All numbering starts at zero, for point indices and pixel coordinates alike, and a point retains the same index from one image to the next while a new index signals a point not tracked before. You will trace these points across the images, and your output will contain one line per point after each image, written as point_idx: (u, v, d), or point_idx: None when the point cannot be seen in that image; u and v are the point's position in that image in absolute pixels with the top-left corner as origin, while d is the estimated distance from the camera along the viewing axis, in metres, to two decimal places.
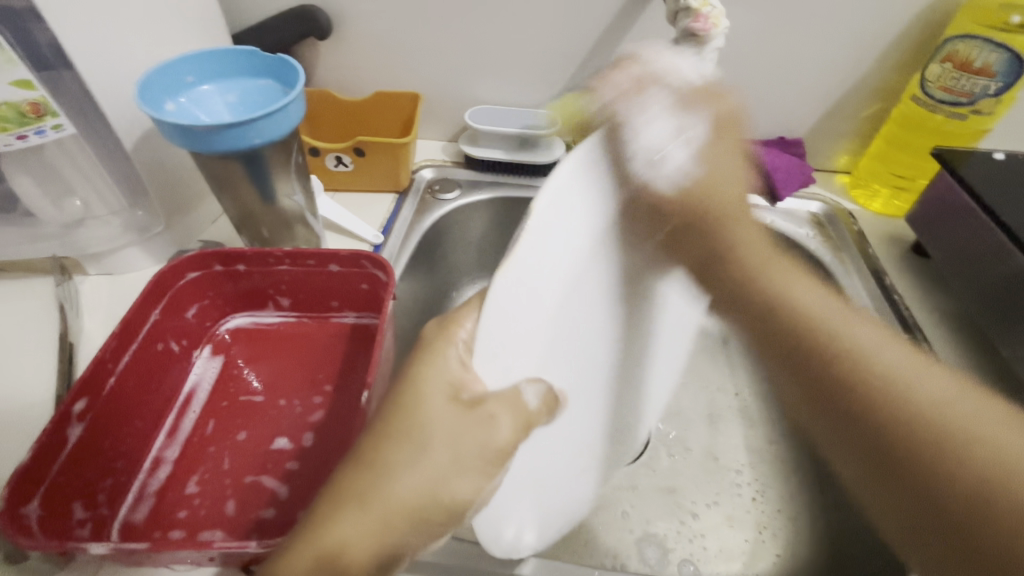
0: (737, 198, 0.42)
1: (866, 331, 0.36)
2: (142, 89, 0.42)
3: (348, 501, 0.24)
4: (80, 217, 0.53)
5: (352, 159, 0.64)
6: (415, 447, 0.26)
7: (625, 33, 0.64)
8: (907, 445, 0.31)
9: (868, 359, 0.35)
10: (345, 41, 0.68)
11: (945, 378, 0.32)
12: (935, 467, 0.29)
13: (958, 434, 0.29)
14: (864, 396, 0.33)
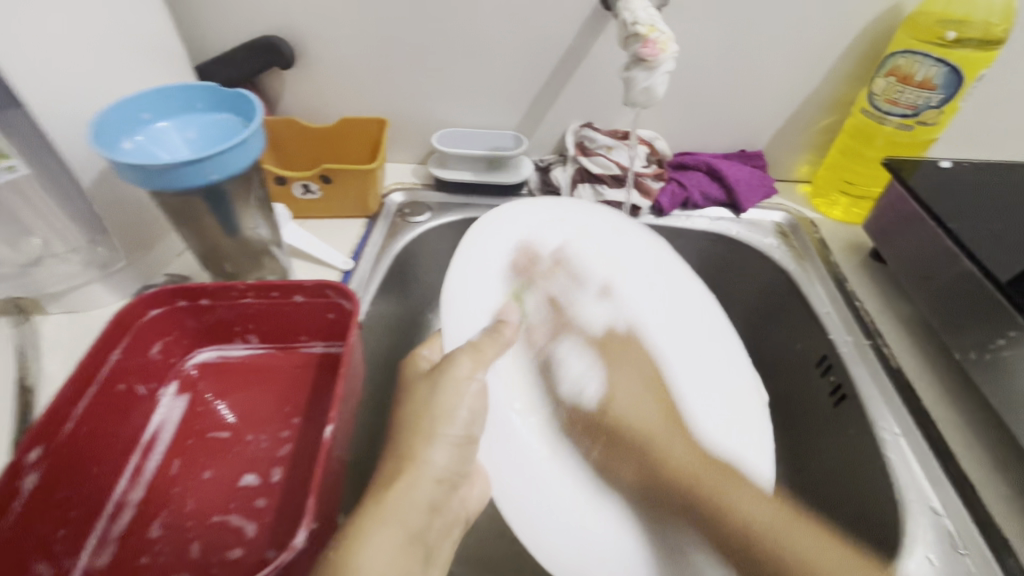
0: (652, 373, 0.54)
1: (677, 443, 0.49)
2: (98, 128, 0.42)
3: (389, 490, 0.35)
4: (39, 256, 0.52)
5: (319, 186, 0.64)
6: (427, 444, 0.38)
7: (584, 55, 0.65)
8: (760, 553, 0.41)
9: (729, 505, 0.43)
10: (309, 69, 0.68)
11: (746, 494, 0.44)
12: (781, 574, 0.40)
13: (768, 546, 0.41)
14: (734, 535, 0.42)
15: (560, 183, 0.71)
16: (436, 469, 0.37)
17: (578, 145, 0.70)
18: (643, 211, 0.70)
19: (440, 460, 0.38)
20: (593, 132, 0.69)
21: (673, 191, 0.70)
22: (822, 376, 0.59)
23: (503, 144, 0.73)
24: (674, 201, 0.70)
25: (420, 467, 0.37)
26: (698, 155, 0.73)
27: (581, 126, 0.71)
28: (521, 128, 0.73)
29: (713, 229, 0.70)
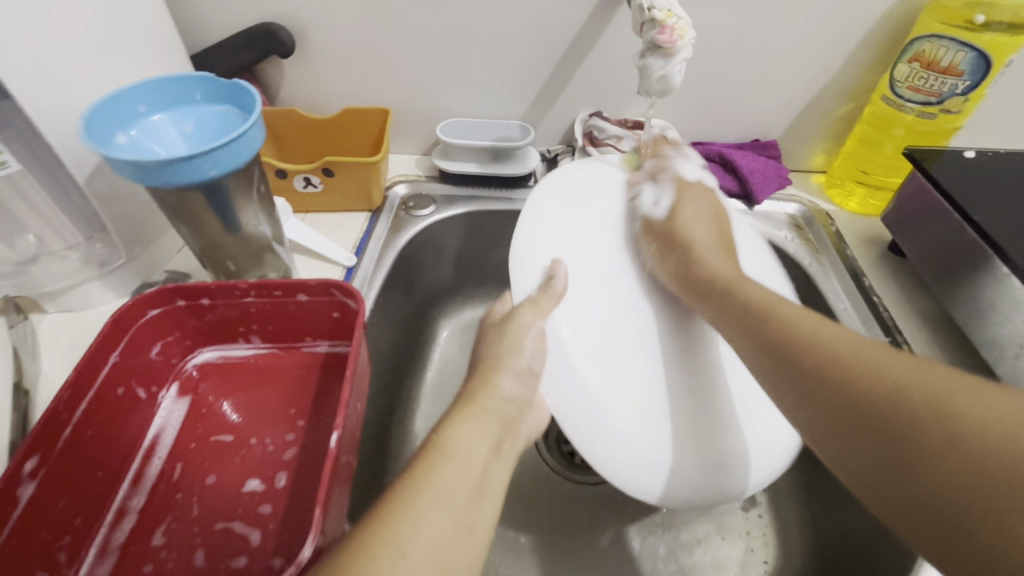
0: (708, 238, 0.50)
1: (828, 327, 0.36)
2: (90, 121, 0.40)
3: (459, 421, 0.37)
4: (35, 253, 0.51)
5: (321, 180, 0.62)
6: (496, 380, 0.40)
7: (594, 42, 0.63)
8: (823, 381, 0.33)
9: (798, 329, 0.36)
10: (309, 58, 0.66)
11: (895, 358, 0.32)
12: (860, 447, 0.30)
13: (858, 370, 0.32)
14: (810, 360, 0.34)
15: None
16: (502, 403, 0.39)
17: (587, 135, 0.68)
18: None
19: (510, 389, 0.40)
20: (603, 121, 0.67)
21: None
22: None
23: (509, 135, 0.71)
24: None
25: (490, 395, 0.39)
26: (711, 145, 0.70)
27: (590, 115, 0.69)
28: (527, 117, 0.71)
29: None
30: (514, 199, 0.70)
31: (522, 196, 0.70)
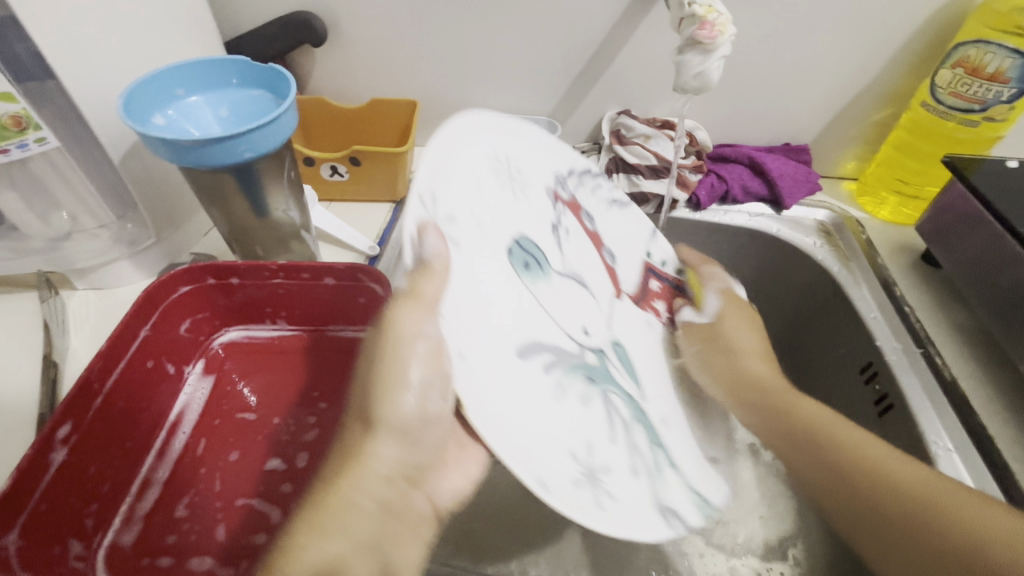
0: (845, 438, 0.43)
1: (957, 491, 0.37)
2: (130, 100, 0.41)
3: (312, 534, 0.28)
4: (68, 231, 0.52)
5: (348, 169, 0.62)
6: (376, 446, 0.30)
7: (627, 39, 0.63)
8: (808, 439, 0.44)
9: (818, 421, 0.44)
10: (341, 48, 0.66)
11: (911, 465, 0.39)
12: (849, 501, 0.41)
13: (928, 514, 0.37)
14: (800, 427, 0.45)
15: None
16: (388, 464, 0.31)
17: (614, 133, 0.68)
18: (680, 205, 0.68)
19: (391, 455, 0.31)
20: (631, 120, 0.67)
21: (712, 184, 0.67)
22: (865, 384, 0.57)
23: None
24: (713, 195, 0.67)
25: (369, 465, 0.30)
26: (740, 148, 0.70)
27: (619, 113, 0.69)
28: (555, 114, 0.71)
29: (750, 226, 0.68)
30: None
31: None
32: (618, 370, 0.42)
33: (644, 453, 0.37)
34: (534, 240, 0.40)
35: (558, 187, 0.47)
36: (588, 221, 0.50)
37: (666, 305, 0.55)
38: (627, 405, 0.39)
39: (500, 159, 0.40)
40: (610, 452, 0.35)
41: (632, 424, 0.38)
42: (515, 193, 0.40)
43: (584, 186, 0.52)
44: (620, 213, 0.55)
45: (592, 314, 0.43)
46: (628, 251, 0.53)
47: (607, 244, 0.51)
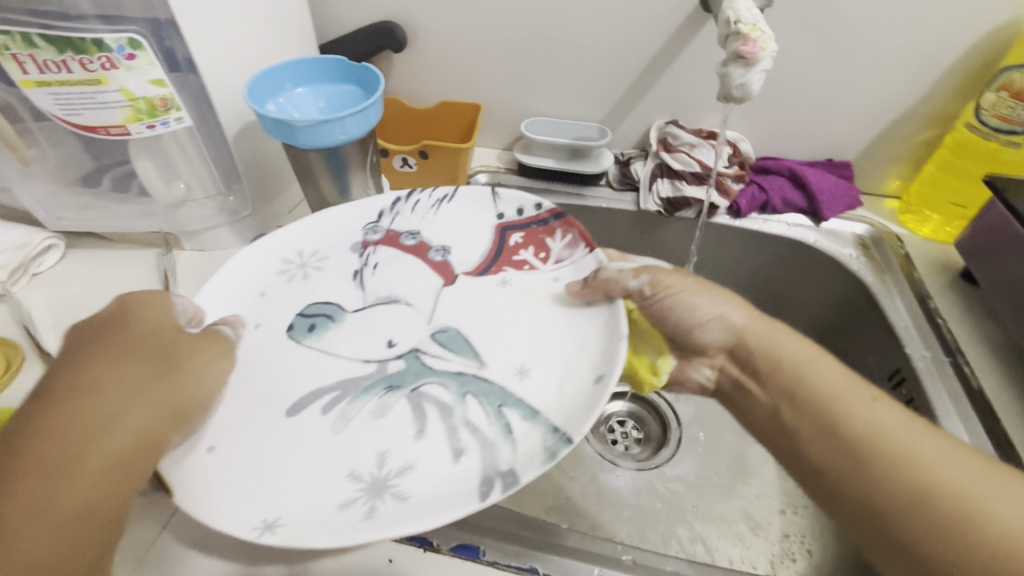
0: (901, 430, 0.38)
1: (959, 462, 0.36)
2: (252, 88, 0.49)
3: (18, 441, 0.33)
4: (182, 199, 0.60)
5: (417, 161, 0.70)
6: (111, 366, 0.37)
7: (678, 53, 0.68)
8: (808, 397, 0.42)
9: (776, 349, 0.45)
10: (417, 54, 0.74)
11: (867, 394, 0.41)
12: (802, 441, 0.41)
13: (874, 449, 0.38)
14: (760, 368, 0.45)
15: (639, 177, 0.74)
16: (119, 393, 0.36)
17: (661, 141, 0.73)
18: (721, 211, 0.72)
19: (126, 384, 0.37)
20: (678, 129, 0.72)
21: (752, 194, 0.71)
22: (892, 390, 0.59)
23: (587, 135, 0.76)
24: (752, 204, 0.71)
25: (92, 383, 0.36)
26: (782, 161, 0.73)
27: (666, 122, 0.73)
28: (606, 121, 0.76)
29: (789, 236, 0.71)
30: (585, 196, 0.75)
31: (593, 194, 0.75)
32: (443, 359, 0.48)
33: (483, 429, 0.42)
34: (333, 305, 0.52)
35: (368, 235, 0.57)
36: (410, 239, 0.57)
37: (535, 249, 0.55)
38: (448, 388, 0.45)
39: (294, 256, 0.55)
40: (415, 450, 0.41)
41: (458, 404, 0.44)
42: (308, 277, 0.53)
43: (398, 218, 0.59)
44: (451, 207, 0.59)
45: (416, 325, 0.51)
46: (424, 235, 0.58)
47: (434, 243, 0.57)
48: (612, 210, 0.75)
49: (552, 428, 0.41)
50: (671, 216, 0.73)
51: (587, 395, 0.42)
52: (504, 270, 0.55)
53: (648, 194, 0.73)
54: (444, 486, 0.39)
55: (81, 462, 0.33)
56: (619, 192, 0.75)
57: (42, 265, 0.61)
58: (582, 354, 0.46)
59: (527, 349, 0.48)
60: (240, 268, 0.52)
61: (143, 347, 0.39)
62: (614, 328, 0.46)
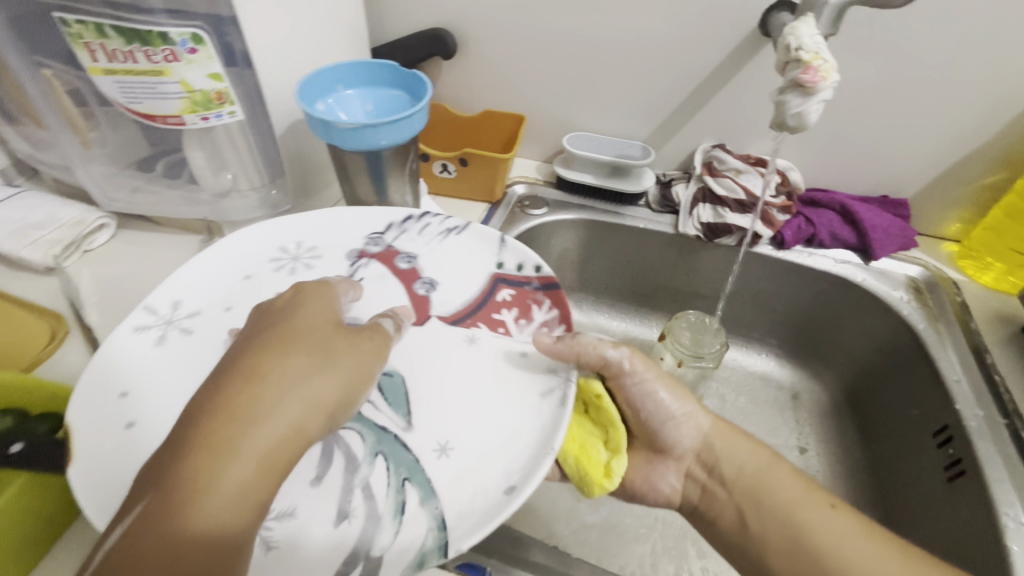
0: (858, 547, 0.39)
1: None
2: (304, 88, 0.50)
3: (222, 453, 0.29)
4: (228, 189, 0.62)
5: (456, 168, 0.70)
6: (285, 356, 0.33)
7: (731, 77, 0.66)
8: (771, 508, 0.43)
9: (734, 456, 0.46)
10: (465, 62, 0.75)
11: (824, 509, 0.41)
12: (764, 553, 0.42)
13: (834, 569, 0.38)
14: (723, 473, 0.46)
15: (680, 200, 0.72)
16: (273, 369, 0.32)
17: (706, 165, 0.71)
18: (763, 241, 0.69)
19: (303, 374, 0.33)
20: (725, 154, 0.70)
21: (799, 226, 0.68)
22: (937, 447, 0.55)
23: (630, 154, 0.75)
24: (798, 236, 0.68)
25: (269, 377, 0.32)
26: (833, 194, 0.70)
27: (713, 146, 0.72)
28: (650, 140, 0.75)
29: (836, 272, 0.67)
30: (622, 214, 0.74)
31: (630, 213, 0.74)
32: (375, 406, 0.41)
33: (378, 498, 0.37)
34: None
35: (368, 245, 0.53)
36: (405, 263, 0.52)
37: (519, 312, 0.49)
38: (367, 440, 0.40)
39: (290, 247, 0.53)
40: (305, 496, 0.37)
41: (366, 463, 0.38)
42: (295, 271, 0.51)
43: (405, 232, 0.54)
44: (457, 241, 0.54)
45: None
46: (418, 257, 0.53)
47: (425, 274, 0.52)
48: (649, 231, 0.73)
49: (439, 522, 0.36)
50: (711, 242, 0.70)
51: (485, 500, 0.37)
52: (478, 325, 0.48)
53: (688, 218, 0.71)
54: (319, 546, 0.35)
55: (238, 453, 0.29)
56: (658, 213, 0.74)
57: (92, 243, 0.63)
58: (516, 447, 0.39)
59: (462, 414, 0.41)
60: (221, 256, 0.50)
61: (315, 341, 0.34)
62: (548, 438, 0.39)
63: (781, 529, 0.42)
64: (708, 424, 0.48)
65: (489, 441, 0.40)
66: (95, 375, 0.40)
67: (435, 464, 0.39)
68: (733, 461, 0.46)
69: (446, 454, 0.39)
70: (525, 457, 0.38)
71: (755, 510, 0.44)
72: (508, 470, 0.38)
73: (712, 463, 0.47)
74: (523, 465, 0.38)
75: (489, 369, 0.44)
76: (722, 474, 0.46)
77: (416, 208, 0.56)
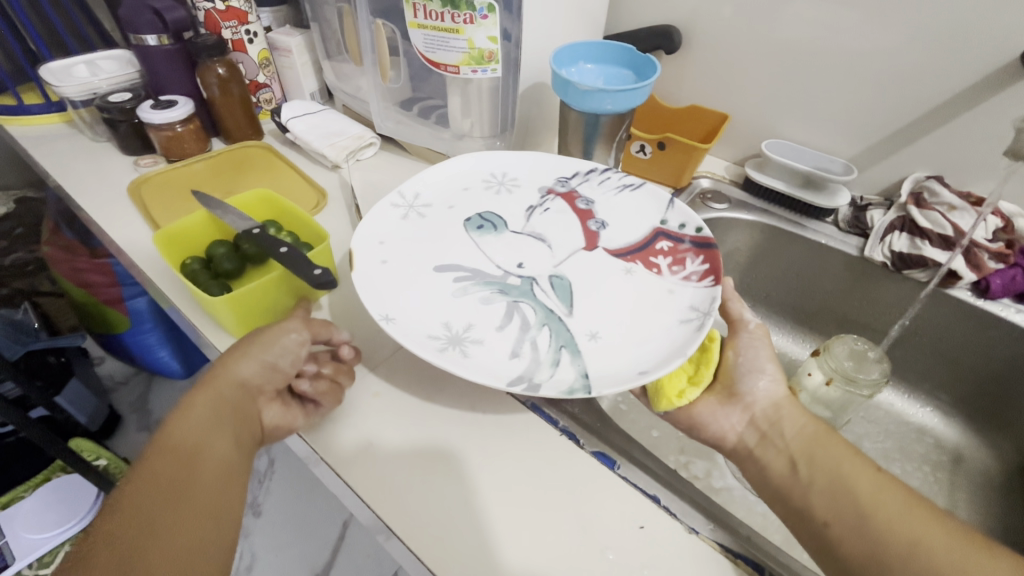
0: (916, 517, 0.38)
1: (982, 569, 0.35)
2: (557, 54, 0.62)
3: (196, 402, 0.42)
4: (466, 134, 0.77)
5: (652, 150, 0.77)
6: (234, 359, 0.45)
7: (971, 107, 0.63)
8: (828, 465, 0.43)
9: (797, 421, 0.46)
10: (684, 60, 0.81)
11: (870, 473, 0.41)
12: (810, 499, 0.42)
13: (880, 522, 0.38)
14: (784, 428, 0.46)
15: (874, 225, 0.71)
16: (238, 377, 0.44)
17: (914, 194, 0.68)
18: (962, 285, 0.65)
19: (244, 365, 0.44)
20: (939, 186, 0.66)
21: (1013, 277, 0.63)
22: None
23: (829, 168, 0.74)
24: (1008, 287, 0.63)
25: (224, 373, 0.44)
26: None
27: (928, 177, 0.69)
28: (856, 160, 0.74)
29: None
30: (805, 226, 0.74)
31: (814, 227, 0.74)
32: (546, 293, 0.49)
33: (542, 351, 0.43)
34: (500, 219, 0.57)
35: (556, 185, 0.60)
36: (584, 204, 0.58)
37: (672, 261, 0.51)
38: (538, 312, 0.46)
39: (497, 174, 0.62)
40: (492, 336, 0.44)
41: (536, 327, 0.45)
42: (500, 193, 0.60)
43: (589, 181, 0.60)
44: (631, 195, 0.58)
45: (545, 261, 0.52)
46: (598, 202, 0.58)
47: (599, 215, 0.57)
48: (831, 249, 0.72)
49: (584, 375, 0.41)
50: (898, 272, 0.68)
51: (623, 378, 0.40)
52: (637, 262, 0.51)
53: (878, 243, 0.69)
54: (489, 367, 0.42)
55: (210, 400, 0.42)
56: (845, 233, 0.73)
57: (362, 155, 0.83)
58: (655, 355, 0.42)
59: (612, 321, 0.46)
60: (450, 169, 0.61)
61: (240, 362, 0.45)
62: (683, 346, 0.42)
63: (833, 485, 0.41)
64: (781, 390, 0.49)
65: (632, 346, 0.44)
66: (363, 228, 0.52)
67: (584, 346, 0.44)
68: (794, 421, 0.46)
69: (595, 341, 0.44)
70: (664, 357, 0.42)
71: (809, 468, 0.43)
72: (647, 365, 0.41)
73: (775, 420, 0.47)
74: (658, 362, 0.41)
75: (645, 294, 0.48)
76: (785, 431, 0.46)
77: (601, 164, 0.62)
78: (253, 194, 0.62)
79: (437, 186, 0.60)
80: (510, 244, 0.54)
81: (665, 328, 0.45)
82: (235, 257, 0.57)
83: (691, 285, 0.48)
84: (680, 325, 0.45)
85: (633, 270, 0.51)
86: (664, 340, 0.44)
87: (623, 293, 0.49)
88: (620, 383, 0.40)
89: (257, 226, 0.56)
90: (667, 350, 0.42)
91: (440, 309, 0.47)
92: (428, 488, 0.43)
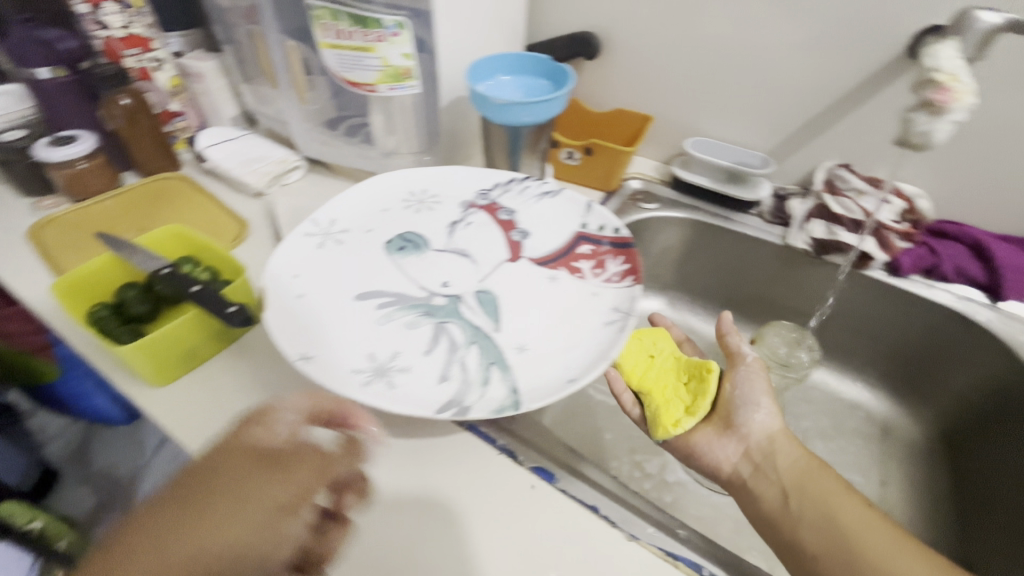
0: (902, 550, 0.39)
1: None
2: (472, 68, 0.61)
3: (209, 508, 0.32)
4: (394, 151, 0.76)
5: (581, 155, 0.78)
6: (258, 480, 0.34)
7: (868, 97, 0.67)
8: (817, 499, 0.44)
9: (794, 458, 0.47)
10: (604, 64, 0.83)
11: (859, 505, 0.42)
12: (799, 533, 0.43)
13: (869, 556, 0.39)
14: (778, 462, 0.48)
15: (794, 213, 0.73)
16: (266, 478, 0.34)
17: (827, 182, 0.72)
18: (875, 265, 0.69)
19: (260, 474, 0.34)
20: (849, 174, 0.70)
21: (920, 254, 0.67)
22: None
23: (747, 162, 0.77)
24: (916, 264, 0.67)
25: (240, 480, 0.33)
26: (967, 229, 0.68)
27: (837, 165, 0.72)
28: (772, 152, 0.77)
29: (954, 306, 0.65)
30: (732, 219, 0.77)
31: (740, 220, 0.77)
32: (473, 310, 0.48)
33: (470, 370, 0.42)
34: (422, 238, 0.56)
35: (476, 199, 0.60)
36: (505, 215, 0.58)
37: (594, 263, 0.51)
38: (465, 331, 0.46)
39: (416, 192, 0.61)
40: (419, 361, 0.44)
41: (464, 347, 0.44)
42: (420, 212, 0.59)
43: (509, 191, 0.60)
44: (550, 201, 0.59)
45: (471, 278, 0.52)
46: (519, 211, 0.58)
47: (520, 225, 0.57)
48: (758, 240, 0.75)
49: (513, 390, 0.41)
50: (819, 258, 0.71)
51: (551, 389, 0.40)
52: (560, 268, 0.52)
53: (799, 231, 0.72)
54: (417, 394, 0.41)
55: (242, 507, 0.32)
56: (769, 224, 0.76)
57: (288, 179, 0.81)
58: (581, 362, 0.42)
59: (538, 332, 0.46)
60: (366, 192, 0.59)
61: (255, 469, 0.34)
62: (607, 351, 0.42)
63: (819, 517, 0.42)
64: (779, 425, 0.50)
65: (559, 355, 0.44)
66: (276, 263, 0.49)
67: (512, 360, 0.43)
68: (787, 457, 0.48)
69: (523, 355, 0.44)
70: (590, 363, 0.42)
71: (801, 503, 0.44)
72: (574, 372, 0.41)
73: (769, 455, 0.49)
74: (585, 369, 0.41)
75: (569, 302, 0.49)
76: (777, 464, 0.48)
77: (519, 173, 0.61)
78: (163, 231, 0.58)
79: (353, 210, 0.58)
80: (436, 263, 0.53)
81: (591, 333, 0.45)
82: (148, 301, 0.54)
83: (612, 286, 0.48)
84: (603, 329, 0.45)
85: (556, 278, 0.51)
86: (589, 346, 0.44)
87: (549, 304, 0.49)
88: (548, 395, 0.40)
89: (166, 266, 0.53)
90: (591, 355, 0.43)
91: (363, 339, 0.45)
92: (386, 531, 0.42)
